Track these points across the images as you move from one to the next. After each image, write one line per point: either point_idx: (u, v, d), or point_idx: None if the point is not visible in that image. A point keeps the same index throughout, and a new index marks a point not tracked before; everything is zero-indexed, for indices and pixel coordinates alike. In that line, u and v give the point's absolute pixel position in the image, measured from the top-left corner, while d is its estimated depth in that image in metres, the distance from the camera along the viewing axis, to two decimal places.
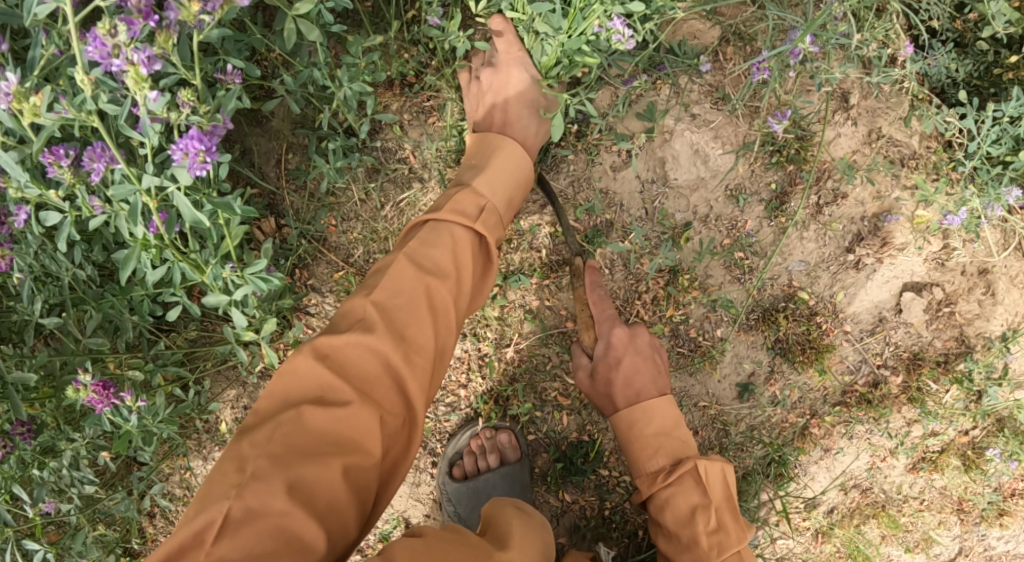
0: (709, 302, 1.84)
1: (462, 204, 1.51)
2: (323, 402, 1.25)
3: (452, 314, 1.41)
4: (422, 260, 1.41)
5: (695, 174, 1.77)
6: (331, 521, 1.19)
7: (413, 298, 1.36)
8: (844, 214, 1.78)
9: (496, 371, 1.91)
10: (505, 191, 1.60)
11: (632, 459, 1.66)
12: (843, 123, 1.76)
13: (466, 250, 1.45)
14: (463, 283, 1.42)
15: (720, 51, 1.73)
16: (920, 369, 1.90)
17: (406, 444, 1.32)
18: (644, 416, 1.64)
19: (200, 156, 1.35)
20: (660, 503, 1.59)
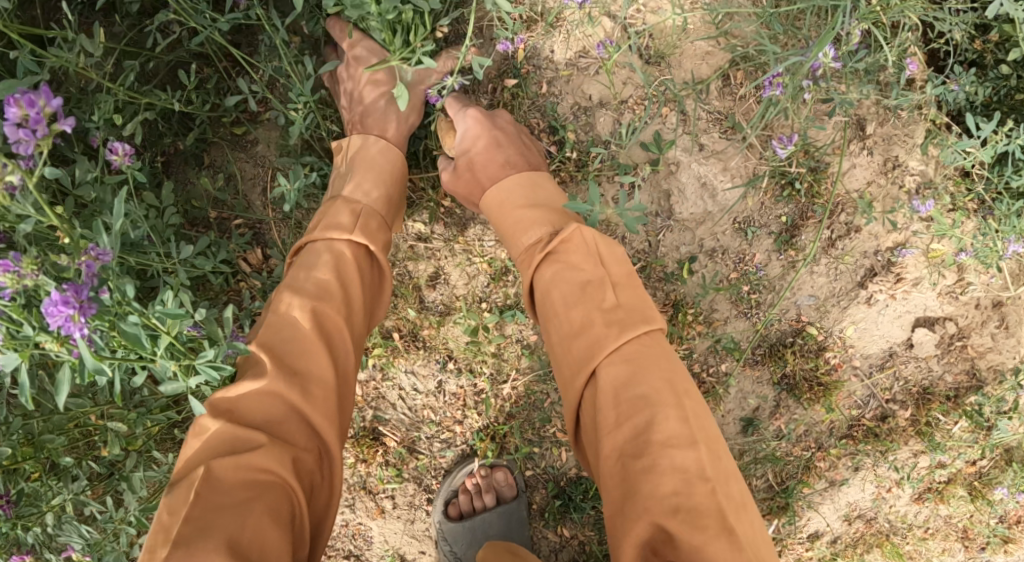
0: (713, 337, 1.78)
1: (335, 217, 1.45)
2: (234, 446, 1.19)
3: (347, 326, 1.36)
4: (307, 291, 1.34)
5: (702, 208, 1.67)
6: (269, 560, 1.12)
7: (302, 333, 1.30)
8: (856, 247, 1.70)
9: (493, 408, 1.84)
10: (381, 192, 1.53)
11: (506, 239, 1.49)
12: (858, 152, 1.67)
13: (350, 266, 1.40)
14: (353, 301, 1.38)
15: (729, 75, 1.63)
16: (929, 403, 1.84)
17: (326, 469, 1.28)
18: (528, 231, 1.44)
19: (74, 317, 1.07)
20: (547, 292, 1.36)
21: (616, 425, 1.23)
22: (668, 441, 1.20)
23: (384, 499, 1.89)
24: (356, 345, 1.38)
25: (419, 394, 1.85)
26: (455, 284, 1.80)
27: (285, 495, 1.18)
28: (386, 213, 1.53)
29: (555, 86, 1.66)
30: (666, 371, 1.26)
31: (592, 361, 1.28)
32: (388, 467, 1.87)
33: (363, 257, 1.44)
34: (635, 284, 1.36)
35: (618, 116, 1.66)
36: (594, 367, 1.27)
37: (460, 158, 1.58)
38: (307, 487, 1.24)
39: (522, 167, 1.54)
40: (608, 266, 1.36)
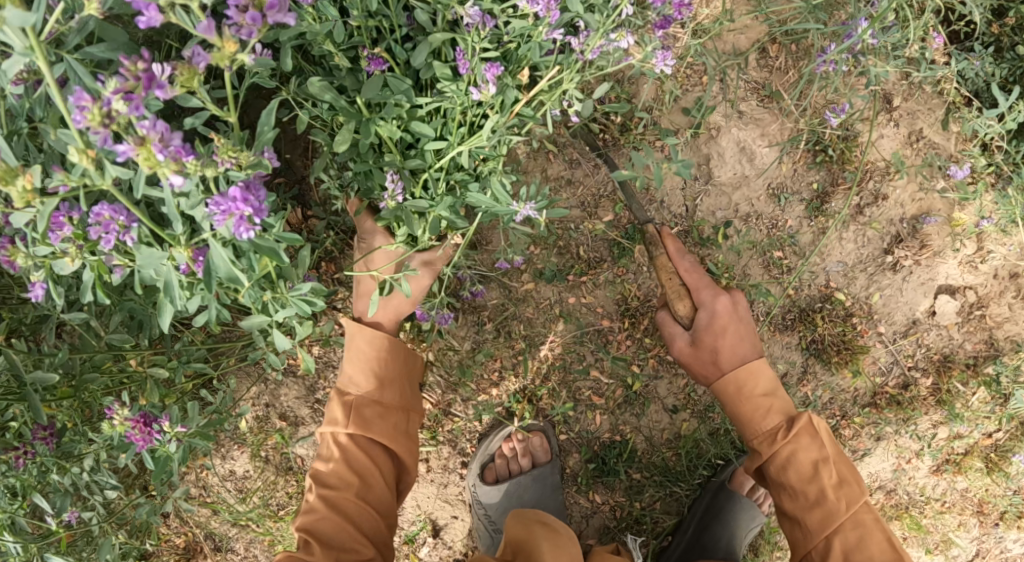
0: (747, 302, 1.83)
1: (333, 413, 1.57)
2: None
3: (382, 487, 1.57)
4: (350, 455, 1.54)
5: (739, 172, 1.74)
6: None
7: (344, 494, 1.52)
8: (883, 215, 1.77)
9: (529, 370, 1.87)
10: (373, 375, 1.60)
11: (742, 422, 1.59)
12: (885, 124, 1.74)
13: (358, 455, 1.54)
14: (372, 485, 1.54)
15: (767, 47, 1.70)
16: (950, 371, 1.90)
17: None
18: (767, 421, 1.56)
19: (241, 219, 1.14)
20: (786, 468, 1.53)
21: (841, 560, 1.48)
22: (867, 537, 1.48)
23: (418, 462, 1.91)
24: (388, 493, 1.58)
25: (455, 356, 1.88)
26: (495, 246, 1.84)
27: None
28: (383, 392, 1.60)
29: (600, 53, 1.72)
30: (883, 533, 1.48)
31: (824, 531, 1.49)
32: (422, 430, 1.89)
33: (383, 363, 1.61)
34: (841, 456, 1.55)
35: (661, 83, 1.72)
36: (830, 534, 1.49)
37: (706, 340, 1.57)
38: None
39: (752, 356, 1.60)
40: (830, 451, 1.54)
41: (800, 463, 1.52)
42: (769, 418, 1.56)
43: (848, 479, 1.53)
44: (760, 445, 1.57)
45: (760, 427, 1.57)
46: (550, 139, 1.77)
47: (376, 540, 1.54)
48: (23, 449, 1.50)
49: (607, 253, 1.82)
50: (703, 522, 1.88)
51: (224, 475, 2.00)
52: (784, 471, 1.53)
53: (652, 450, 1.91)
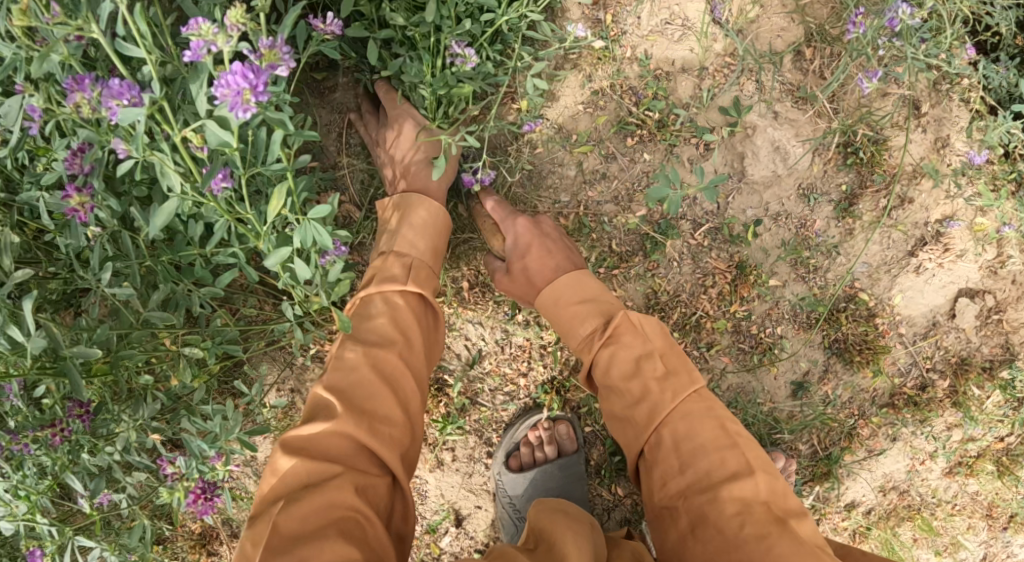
0: (773, 299, 1.87)
1: (389, 269, 1.56)
2: (319, 449, 1.30)
3: (421, 351, 1.50)
4: (396, 314, 1.50)
5: (772, 170, 1.78)
6: (369, 487, 1.31)
7: (387, 353, 1.44)
8: (909, 218, 1.82)
9: (558, 361, 1.89)
10: (427, 243, 1.63)
11: (565, 332, 1.63)
12: (914, 129, 1.78)
13: (405, 312, 1.51)
14: (413, 344, 1.49)
15: (803, 50, 1.74)
16: (967, 373, 1.95)
17: (406, 443, 1.41)
18: (584, 324, 1.59)
19: (243, 92, 1.09)
20: (613, 352, 1.53)
21: (671, 452, 1.42)
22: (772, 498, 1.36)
23: (444, 451, 1.92)
24: (425, 365, 1.51)
25: (485, 345, 1.89)
26: None
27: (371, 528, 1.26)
28: (433, 262, 1.63)
29: (639, 50, 1.75)
30: (715, 416, 1.44)
31: (650, 424, 1.46)
32: (448, 420, 1.89)
33: (433, 233, 1.65)
34: (677, 353, 1.53)
35: (699, 82, 1.75)
36: (657, 429, 1.45)
37: (514, 266, 1.70)
38: (383, 511, 1.32)
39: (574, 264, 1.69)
40: (654, 343, 1.53)
41: (630, 405, 1.49)
42: (588, 325, 1.58)
43: (796, 513, 1.36)
44: (602, 388, 1.56)
45: (597, 363, 1.55)
46: (587, 133, 1.80)
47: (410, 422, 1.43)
48: (61, 425, 1.42)
49: (639, 247, 1.84)
50: None
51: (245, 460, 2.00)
52: (619, 411, 1.51)
53: None
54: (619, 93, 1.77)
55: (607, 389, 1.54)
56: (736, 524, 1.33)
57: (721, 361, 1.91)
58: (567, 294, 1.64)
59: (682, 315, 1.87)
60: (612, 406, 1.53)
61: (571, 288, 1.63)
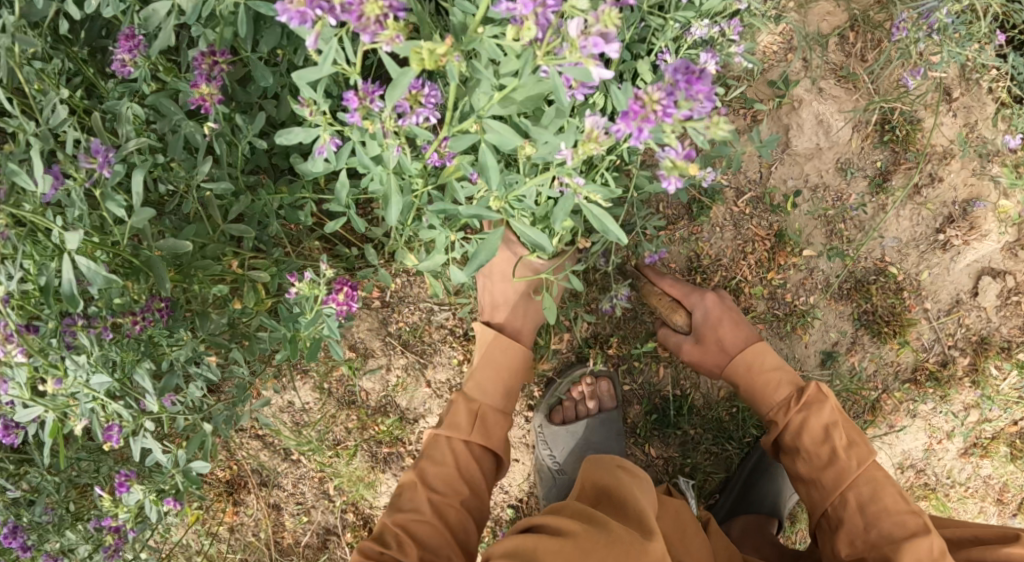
0: (807, 268, 1.96)
1: (488, 357, 1.77)
2: (410, 529, 1.53)
3: (478, 477, 1.67)
4: (463, 465, 1.66)
5: (814, 143, 1.89)
6: (454, 546, 1.56)
7: (452, 501, 1.60)
8: (938, 197, 1.93)
9: (602, 317, 1.95)
10: (521, 340, 1.83)
11: (757, 400, 1.72)
12: (945, 113, 1.90)
13: (493, 416, 1.73)
14: (499, 436, 1.72)
15: (846, 34, 1.86)
16: (986, 352, 2.04)
17: (478, 513, 1.64)
18: (773, 389, 1.70)
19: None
20: (799, 435, 1.64)
21: (856, 512, 1.53)
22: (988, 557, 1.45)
23: None
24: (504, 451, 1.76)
25: (532, 298, 1.95)
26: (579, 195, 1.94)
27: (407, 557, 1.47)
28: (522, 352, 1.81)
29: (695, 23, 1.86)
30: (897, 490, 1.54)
31: (839, 487, 1.57)
32: None
33: (508, 374, 1.78)
34: (864, 442, 1.61)
35: (750, 56, 1.86)
36: (843, 491, 1.56)
37: (706, 335, 1.78)
38: (463, 548, 1.58)
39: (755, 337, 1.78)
40: (844, 421, 1.63)
41: (818, 441, 1.61)
42: (779, 390, 1.69)
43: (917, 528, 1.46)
44: (771, 411, 1.69)
45: (782, 431, 1.67)
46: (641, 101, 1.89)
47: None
48: (141, 316, 1.63)
49: (684, 211, 1.93)
50: (752, 479, 1.97)
51: (282, 407, 2.02)
52: (795, 443, 1.64)
53: (710, 405, 2.01)
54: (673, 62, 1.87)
55: (789, 422, 1.66)
56: (847, 544, 1.52)
57: (756, 327, 1.98)
58: (748, 330, 1.77)
59: (722, 279, 1.96)
60: (791, 437, 1.65)
61: (740, 340, 1.76)
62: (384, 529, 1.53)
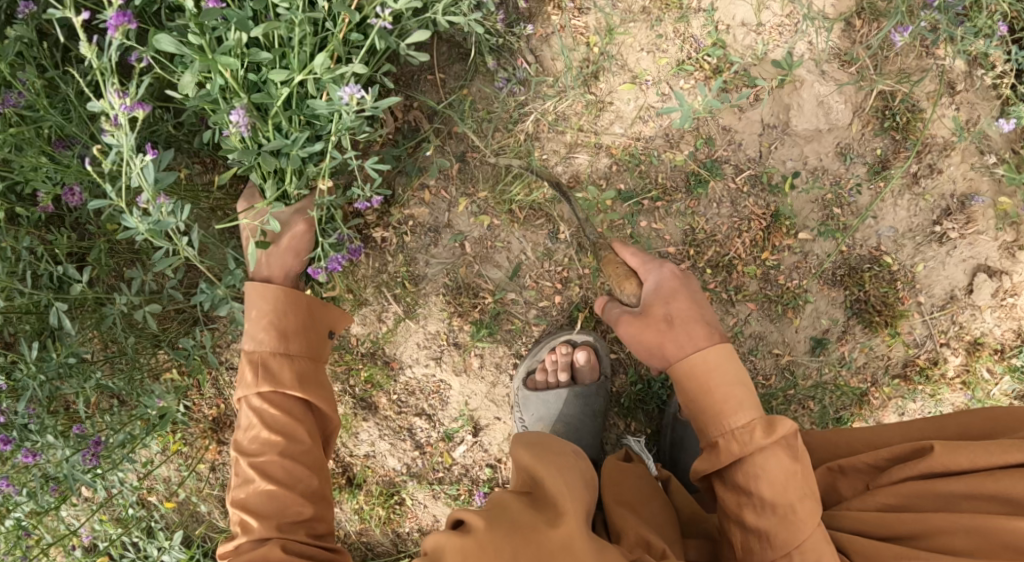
0: (802, 251, 1.98)
1: (248, 371, 1.55)
2: (258, 505, 1.49)
3: (310, 447, 1.56)
4: (268, 418, 1.54)
5: (815, 125, 1.91)
6: (299, 475, 1.53)
7: (268, 456, 1.52)
8: (936, 189, 1.94)
9: (595, 283, 1.97)
10: (274, 332, 1.57)
11: (657, 351, 1.52)
12: (948, 106, 1.91)
13: (274, 409, 1.54)
14: (303, 424, 1.56)
15: (853, 22, 1.87)
16: (979, 353, 2.01)
17: (311, 452, 1.56)
18: (722, 412, 1.42)
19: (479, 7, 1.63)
20: (758, 478, 1.37)
21: (764, 490, 1.36)
22: (998, 526, 1.25)
23: (472, 357, 1.98)
24: (324, 404, 1.60)
25: (526, 259, 1.97)
26: (578, 160, 1.95)
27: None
28: (287, 344, 1.57)
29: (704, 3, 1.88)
30: (795, 449, 1.38)
31: (787, 546, 1.33)
32: (482, 326, 1.96)
33: (283, 315, 1.58)
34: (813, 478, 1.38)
35: (756, 36, 1.88)
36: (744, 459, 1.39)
37: (655, 309, 1.54)
38: (311, 458, 1.56)
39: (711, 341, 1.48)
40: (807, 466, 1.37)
41: (717, 396, 1.43)
42: (691, 332, 1.49)
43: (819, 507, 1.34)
44: (675, 367, 1.48)
45: (685, 385, 1.47)
46: (646, 74, 1.92)
47: (304, 486, 1.54)
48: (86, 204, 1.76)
49: (683, 184, 1.95)
50: (673, 454, 1.94)
51: None
52: (697, 392, 1.45)
53: None
54: (680, 36, 1.89)
55: (704, 372, 1.45)
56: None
57: (746, 307, 2.00)
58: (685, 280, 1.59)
59: (715, 255, 1.97)
60: (697, 386, 1.45)
61: (691, 304, 1.55)
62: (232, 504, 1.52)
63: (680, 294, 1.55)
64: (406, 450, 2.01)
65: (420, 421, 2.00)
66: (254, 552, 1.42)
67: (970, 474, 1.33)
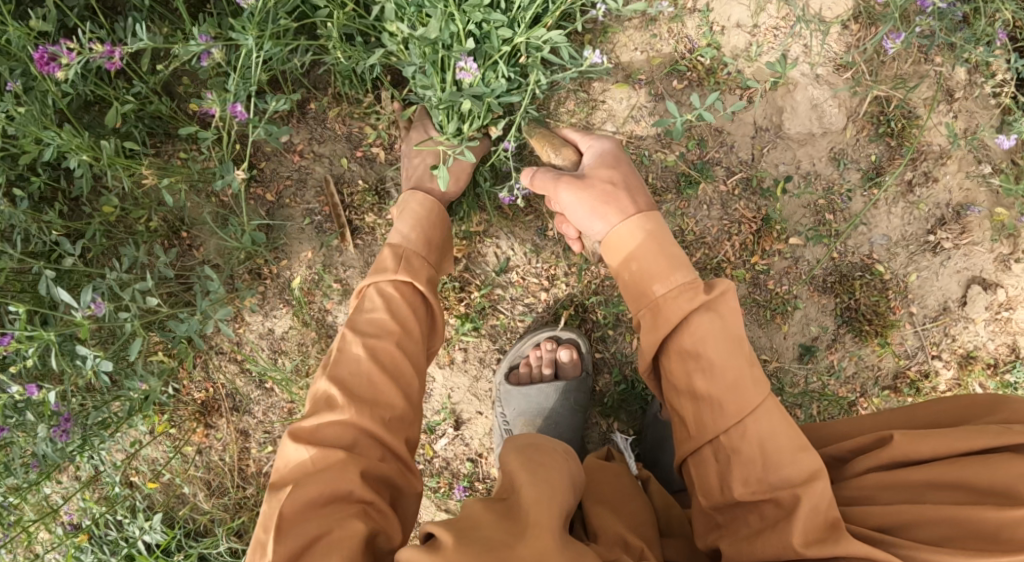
0: (793, 257, 1.96)
1: (384, 261, 1.60)
2: (355, 390, 1.43)
3: (419, 351, 1.54)
4: (392, 305, 1.54)
5: (808, 129, 1.89)
6: (402, 378, 1.48)
7: (382, 341, 1.49)
8: (931, 198, 1.91)
9: (581, 281, 1.97)
10: (420, 235, 1.65)
11: (597, 216, 1.57)
12: (945, 113, 1.88)
13: (401, 301, 1.55)
14: (416, 327, 1.55)
15: (849, 26, 1.85)
16: (971, 366, 1.98)
17: (414, 362, 1.52)
18: (665, 276, 1.48)
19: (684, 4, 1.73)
20: (703, 341, 1.41)
21: (720, 371, 1.40)
22: (968, 514, 1.24)
23: (456, 351, 1.99)
24: (438, 322, 1.61)
25: (514, 255, 1.98)
26: None
27: (382, 516, 1.36)
28: (426, 252, 1.64)
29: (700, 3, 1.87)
30: (733, 323, 1.43)
31: (740, 415, 1.38)
32: (467, 320, 1.97)
33: (428, 225, 1.67)
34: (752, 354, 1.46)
35: (750, 38, 1.87)
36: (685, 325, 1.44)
37: (597, 173, 1.62)
38: (415, 361, 1.52)
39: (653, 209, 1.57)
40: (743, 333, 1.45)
41: (654, 262, 1.50)
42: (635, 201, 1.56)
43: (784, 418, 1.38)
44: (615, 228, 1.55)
45: (627, 250, 1.53)
46: (639, 73, 1.90)
47: (407, 390, 1.49)
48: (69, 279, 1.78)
49: (673, 185, 1.94)
50: (655, 454, 1.92)
51: (261, 334, 2.09)
52: (637, 257, 1.52)
53: None
54: (675, 36, 1.88)
55: (642, 235, 1.52)
56: (740, 483, 1.36)
57: None
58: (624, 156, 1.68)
59: (704, 257, 1.96)
60: (637, 251, 1.52)
61: (632, 177, 1.62)
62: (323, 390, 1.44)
63: (621, 164, 1.64)
64: None
65: None
66: (333, 457, 1.34)
67: (934, 462, 1.33)
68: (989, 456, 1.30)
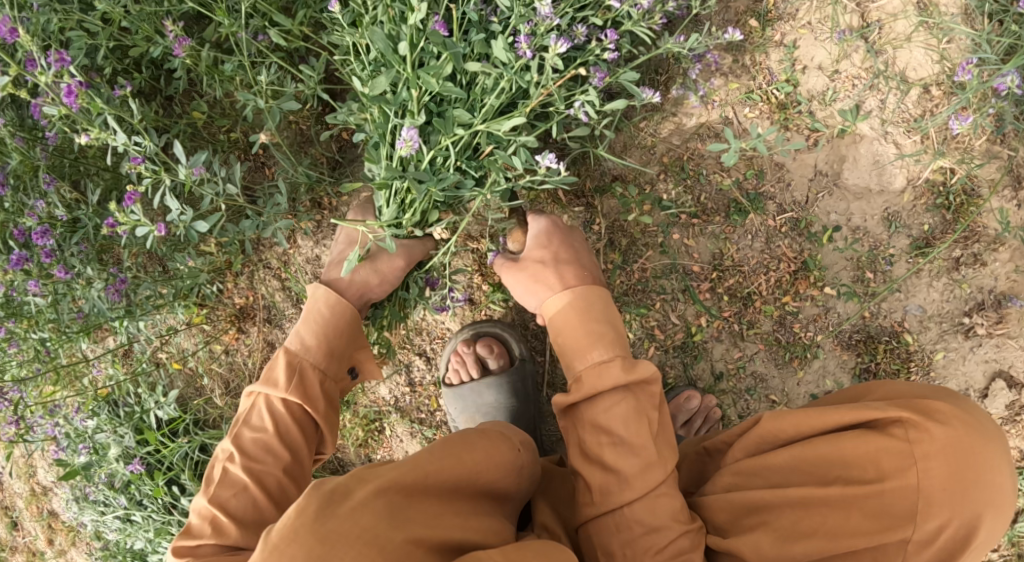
0: (824, 305, 1.98)
1: (275, 372, 1.63)
2: (236, 502, 1.49)
3: (304, 468, 1.61)
4: (282, 421, 1.59)
5: (866, 184, 1.93)
6: (282, 488, 1.55)
7: (268, 464, 1.55)
8: (975, 280, 1.92)
9: (615, 280, 2.02)
10: (322, 345, 1.68)
11: (536, 289, 1.69)
12: (1009, 199, 1.88)
13: (291, 422, 1.60)
14: (300, 455, 1.60)
15: (931, 90, 1.88)
16: None
17: (299, 475, 1.59)
18: (596, 347, 1.56)
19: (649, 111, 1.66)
20: (615, 416, 1.49)
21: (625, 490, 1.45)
22: (806, 499, 1.35)
23: (481, 316, 2.08)
24: (329, 434, 1.67)
25: None
26: (632, 158, 2.00)
27: None
28: (323, 364, 1.68)
29: (787, 38, 1.92)
30: (650, 413, 1.51)
31: (639, 488, 1.45)
32: (498, 290, 2.05)
33: (332, 333, 1.70)
34: (667, 433, 1.54)
35: (829, 82, 1.91)
36: (603, 398, 1.52)
37: (530, 253, 1.72)
38: (298, 475, 1.59)
39: (581, 281, 1.65)
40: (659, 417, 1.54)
41: (579, 334, 1.58)
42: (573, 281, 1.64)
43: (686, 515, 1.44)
44: (549, 309, 1.64)
45: (556, 315, 1.63)
46: (714, 94, 1.96)
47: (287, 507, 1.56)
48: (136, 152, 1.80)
49: (724, 208, 1.99)
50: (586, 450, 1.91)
51: (309, 259, 2.24)
52: (562, 343, 1.60)
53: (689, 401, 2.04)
54: (757, 64, 1.94)
55: (572, 302, 1.62)
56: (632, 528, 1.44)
57: (755, 345, 2.01)
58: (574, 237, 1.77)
59: (736, 284, 2.00)
60: (562, 313, 1.62)
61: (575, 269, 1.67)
62: (207, 502, 1.49)
63: (554, 237, 1.73)
64: (399, 384, 2.11)
65: (418, 361, 2.10)
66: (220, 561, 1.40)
67: (794, 443, 1.40)
68: (840, 433, 1.36)
